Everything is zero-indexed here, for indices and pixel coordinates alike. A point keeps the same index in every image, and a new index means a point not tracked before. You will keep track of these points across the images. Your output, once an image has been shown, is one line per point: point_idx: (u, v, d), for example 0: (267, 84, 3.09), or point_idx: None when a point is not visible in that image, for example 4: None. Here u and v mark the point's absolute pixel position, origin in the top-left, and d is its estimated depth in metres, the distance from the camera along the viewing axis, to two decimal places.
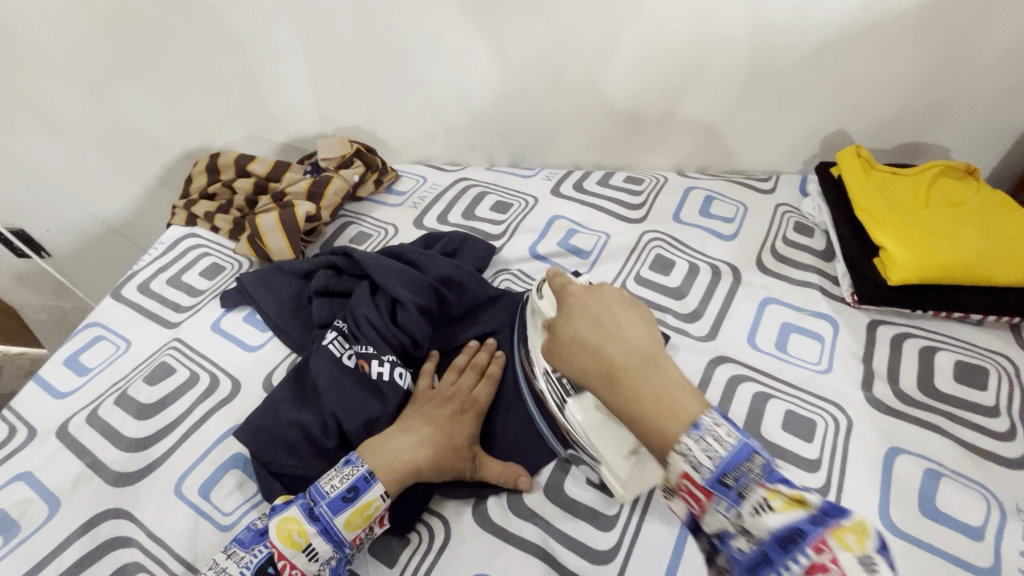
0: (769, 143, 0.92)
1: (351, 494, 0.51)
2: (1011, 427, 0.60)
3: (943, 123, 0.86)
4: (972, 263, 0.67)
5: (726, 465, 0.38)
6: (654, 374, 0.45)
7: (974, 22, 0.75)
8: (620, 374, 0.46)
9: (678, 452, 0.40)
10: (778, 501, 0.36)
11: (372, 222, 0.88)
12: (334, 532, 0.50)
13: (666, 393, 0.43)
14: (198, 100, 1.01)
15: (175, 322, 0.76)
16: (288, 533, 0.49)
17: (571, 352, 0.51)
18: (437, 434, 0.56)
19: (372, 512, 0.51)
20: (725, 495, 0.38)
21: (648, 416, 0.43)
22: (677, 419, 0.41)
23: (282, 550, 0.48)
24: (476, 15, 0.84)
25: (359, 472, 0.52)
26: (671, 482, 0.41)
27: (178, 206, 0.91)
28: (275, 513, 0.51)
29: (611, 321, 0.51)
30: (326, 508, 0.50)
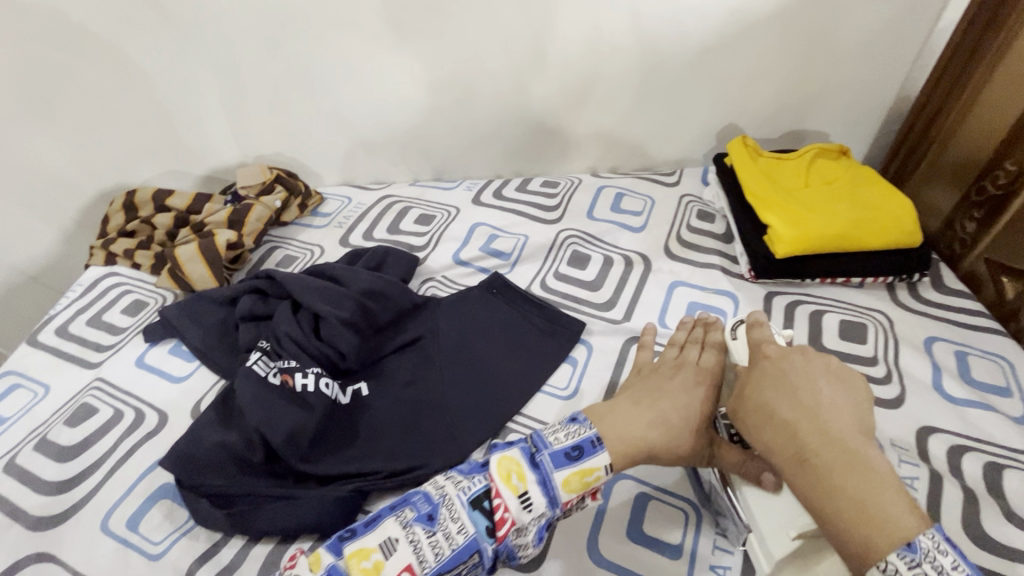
0: (671, 140, 0.99)
1: (574, 453, 0.50)
2: (887, 372, 0.66)
3: (817, 113, 0.95)
4: (846, 233, 0.74)
5: None
6: (864, 474, 0.38)
7: (826, 23, 0.85)
8: (817, 463, 0.39)
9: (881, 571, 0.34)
10: None
11: (298, 245, 0.89)
12: (551, 486, 0.48)
13: (874, 503, 0.36)
14: (110, 139, 1.00)
15: (96, 362, 0.75)
16: (507, 472, 0.48)
17: (750, 422, 0.45)
18: (761, 407, 0.44)
19: (591, 480, 0.49)
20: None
21: (845, 521, 0.37)
22: (886, 535, 0.35)
23: (500, 487, 0.48)
24: (379, 38, 0.88)
25: (587, 433, 0.51)
26: None
27: (95, 246, 0.90)
28: (497, 451, 0.51)
29: (811, 394, 0.43)
30: (548, 459, 0.49)
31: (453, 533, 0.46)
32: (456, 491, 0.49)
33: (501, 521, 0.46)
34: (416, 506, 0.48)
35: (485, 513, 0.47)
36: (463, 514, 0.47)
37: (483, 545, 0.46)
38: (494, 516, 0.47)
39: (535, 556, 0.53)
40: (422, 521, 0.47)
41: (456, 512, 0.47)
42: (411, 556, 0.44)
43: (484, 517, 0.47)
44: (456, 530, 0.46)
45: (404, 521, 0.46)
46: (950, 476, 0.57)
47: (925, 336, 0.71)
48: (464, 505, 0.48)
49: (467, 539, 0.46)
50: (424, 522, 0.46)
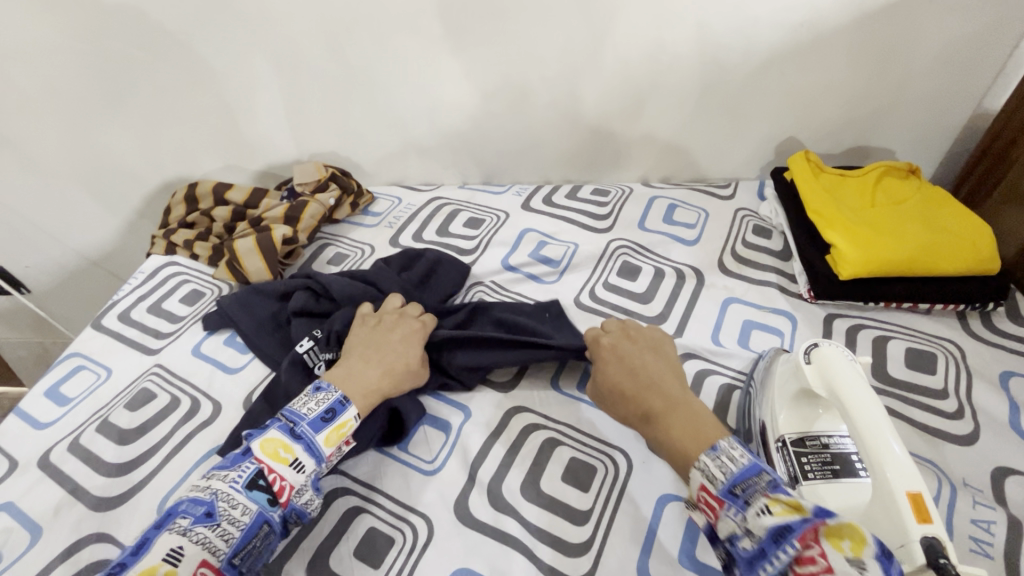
0: (726, 151, 0.97)
1: (329, 415, 0.57)
2: (959, 407, 0.63)
3: (885, 129, 0.91)
4: (916, 257, 0.71)
5: (737, 478, 0.43)
6: (682, 411, 0.51)
7: (901, 36, 0.81)
8: (657, 414, 0.52)
9: (698, 468, 0.45)
10: (777, 507, 0.39)
11: (349, 243, 0.91)
12: (315, 448, 0.55)
13: (696, 426, 0.49)
14: (175, 133, 1.03)
15: (155, 348, 0.77)
16: (273, 450, 0.53)
17: (613, 394, 0.57)
18: (620, 384, 0.57)
19: (347, 430, 0.57)
20: (733, 503, 0.42)
21: (676, 446, 0.49)
22: (698, 442, 0.48)
23: (271, 465, 0.52)
24: (437, 41, 0.88)
25: (334, 397, 0.58)
26: (693, 496, 0.45)
27: (157, 236, 0.93)
28: (255, 436, 0.54)
29: (640, 367, 0.58)
30: (307, 427, 0.55)
31: (237, 518, 0.49)
32: (224, 482, 0.50)
33: (280, 490, 0.52)
34: (188, 511, 0.48)
35: (264, 489, 0.51)
36: (240, 498, 0.50)
37: (269, 515, 0.50)
38: (272, 489, 0.51)
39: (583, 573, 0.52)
40: (202, 520, 0.47)
41: (233, 498, 0.49)
42: (202, 553, 0.46)
43: (263, 493, 0.51)
44: (240, 514, 0.49)
45: (179, 529, 0.46)
46: None
47: (1000, 370, 0.66)
48: (239, 490, 0.50)
49: (253, 516, 0.49)
50: (204, 521, 0.47)
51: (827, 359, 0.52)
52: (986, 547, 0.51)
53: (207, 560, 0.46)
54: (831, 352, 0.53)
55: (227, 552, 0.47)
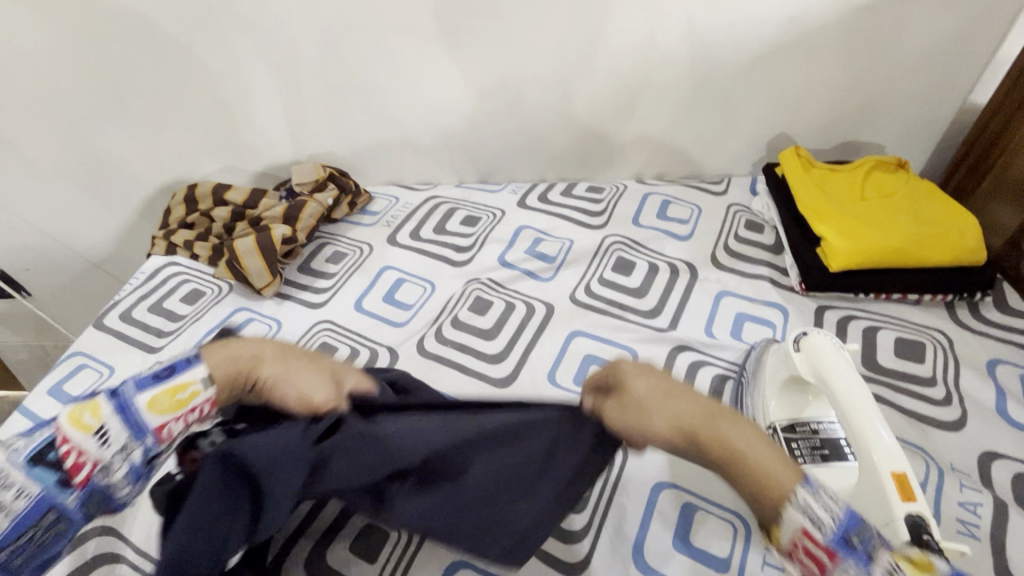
0: (718, 148, 0.99)
1: (164, 373, 0.46)
2: (947, 394, 0.64)
3: (874, 125, 0.93)
4: (904, 248, 0.72)
5: (848, 525, 0.39)
6: (743, 432, 0.45)
7: (888, 33, 0.83)
8: (713, 438, 0.44)
9: (798, 510, 0.40)
10: (907, 564, 0.37)
11: (347, 242, 0.92)
12: (131, 413, 0.44)
13: (764, 451, 0.43)
14: (175, 135, 1.05)
15: (157, 347, 0.78)
16: (77, 416, 0.43)
17: (658, 410, 0.46)
18: (655, 406, 0.46)
19: (187, 398, 0.46)
20: (850, 555, 0.37)
21: (756, 477, 0.42)
22: (787, 473, 0.42)
23: (67, 433, 0.42)
24: (432, 42, 0.89)
25: (181, 355, 0.48)
26: (785, 542, 0.41)
27: (157, 236, 0.94)
28: (63, 399, 0.44)
29: (663, 385, 0.48)
30: (130, 387, 0.45)
31: (7, 502, 0.40)
32: (3, 456, 0.41)
33: (75, 468, 0.42)
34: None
35: (53, 468, 0.41)
36: (18, 477, 0.40)
37: (59, 500, 0.41)
38: (63, 465, 0.42)
39: (579, 560, 0.53)
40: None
41: (8, 477, 0.40)
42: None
43: (51, 472, 0.41)
44: (12, 498, 0.40)
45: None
46: (1015, 505, 0.54)
47: (987, 358, 0.68)
48: (18, 466, 0.41)
49: (33, 500, 0.41)
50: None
51: (815, 348, 0.53)
52: (972, 528, 0.52)
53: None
54: (822, 342, 0.54)
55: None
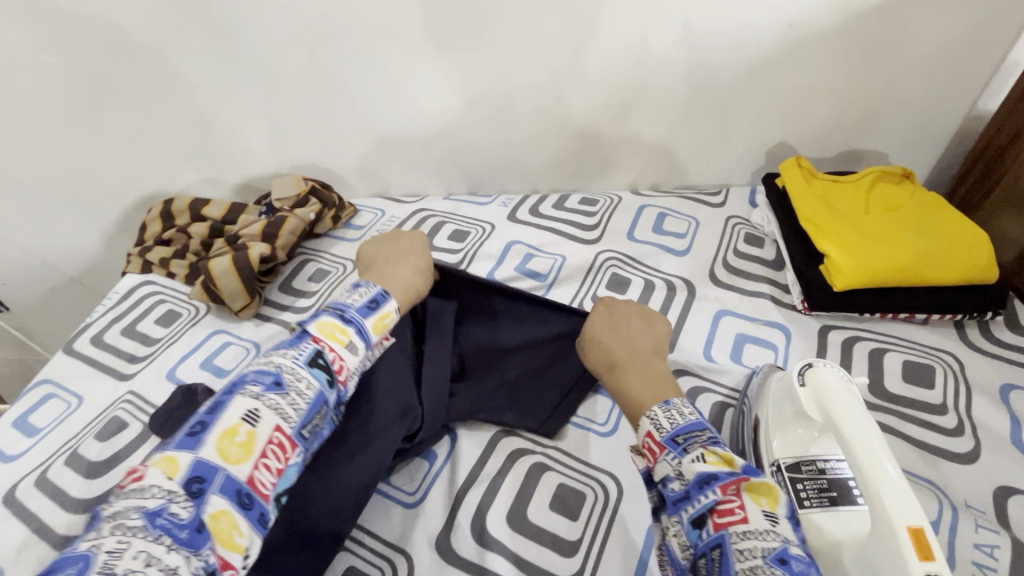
0: (716, 158, 0.95)
1: (372, 305, 0.60)
2: (958, 423, 0.61)
3: (878, 133, 0.90)
4: (911, 266, 0.69)
5: (681, 429, 0.47)
6: (646, 366, 0.57)
7: (892, 39, 0.79)
8: (621, 365, 0.57)
9: (648, 417, 0.50)
10: (712, 458, 0.44)
11: (330, 258, 0.88)
12: (364, 333, 0.57)
13: (654, 381, 0.54)
14: (152, 146, 1.00)
15: (130, 373, 0.74)
16: (330, 331, 0.54)
17: (592, 344, 0.61)
18: (597, 339, 0.61)
19: (388, 323, 0.60)
20: (674, 448, 0.46)
21: (631, 394, 0.54)
22: (653, 394, 0.53)
23: (329, 344, 0.53)
24: (417, 49, 0.86)
25: (374, 290, 0.61)
26: (638, 443, 0.50)
27: (132, 253, 0.91)
28: (308, 321, 0.55)
29: (625, 326, 0.62)
30: (355, 314, 0.57)
31: (302, 391, 0.48)
32: (287, 359, 0.50)
33: (340, 369, 0.53)
34: (257, 381, 0.47)
35: (323, 369, 0.51)
36: (303, 373, 0.49)
37: (328, 395, 0.51)
38: (330, 368, 0.52)
39: None
40: (273, 389, 0.47)
41: (297, 373, 0.49)
42: (276, 420, 0.46)
43: (322, 373, 0.51)
44: (304, 388, 0.49)
45: (253, 395, 0.46)
46: None
47: (1000, 382, 0.64)
48: (301, 365, 0.50)
49: (316, 393, 0.49)
50: (274, 389, 0.47)
51: (817, 378, 0.50)
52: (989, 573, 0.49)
53: (280, 426, 0.46)
54: (822, 372, 0.51)
55: (297, 422, 0.47)
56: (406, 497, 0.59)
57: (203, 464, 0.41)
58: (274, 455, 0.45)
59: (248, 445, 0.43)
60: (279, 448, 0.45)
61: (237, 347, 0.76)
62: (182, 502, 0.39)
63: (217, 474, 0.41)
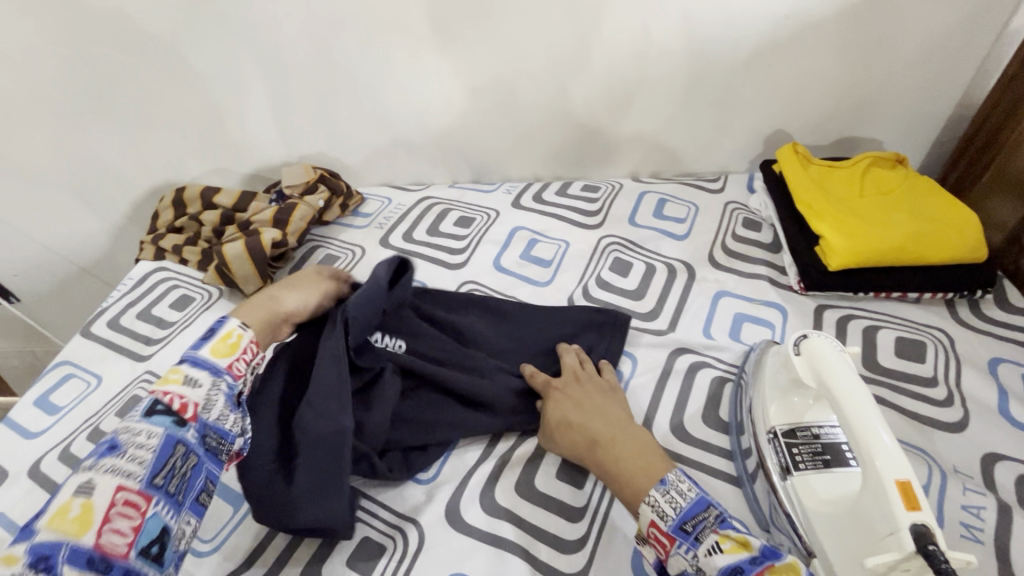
0: (715, 146, 0.97)
1: (209, 333, 0.52)
2: (948, 395, 0.63)
3: (873, 120, 0.92)
4: (903, 246, 0.71)
5: (686, 514, 0.47)
6: (624, 443, 0.54)
7: (886, 28, 0.81)
8: (603, 445, 0.54)
9: (649, 503, 0.48)
10: (728, 545, 0.45)
11: (339, 244, 0.90)
12: (203, 363, 0.49)
13: (640, 460, 0.52)
14: (162, 137, 1.02)
15: (146, 355, 0.77)
16: (160, 379, 0.47)
17: (560, 432, 0.58)
18: (563, 420, 0.59)
19: (235, 339, 0.53)
20: (685, 539, 0.46)
21: (624, 476, 0.51)
22: (647, 472, 0.51)
23: (163, 388, 0.46)
24: (423, 39, 0.88)
25: (216, 319, 0.55)
26: (642, 530, 0.49)
27: (145, 241, 0.93)
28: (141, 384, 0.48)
29: (589, 402, 0.60)
30: (187, 350, 0.50)
31: (142, 441, 0.42)
32: (122, 422, 0.44)
33: (183, 408, 0.45)
34: (92, 454, 0.42)
35: (165, 411, 0.44)
36: (139, 425, 0.43)
37: (182, 435, 0.44)
38: (174, 408, 0.45)
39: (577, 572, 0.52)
40: (107, 454, 0.41)
41: (134, 429, 0.43)
42: (115, 480, 0.39)
43: (166, 416, 0.44)
44: (144, 437, 0.42)
45: (84, 468, 0.40)
46: (1019, 508, 0.53)
47: (990, 357, 0.67)
48: (137, 420, 0.44)
49: (162, 438, 0.43)
50: (108, 454, 0.41)
51: (816, 351, 0.52)
52: (976, 532, 0.52)
53: (122, 485, 0.39)
54: (822, 343, 0.53)
55: (143, 474, 0.40)
56: (420, 475, 0.61)
57: (39, 548, 0.35)
58: (123, 517, 0.38)
59: (83, 518, 0.37)
60: (128, 507, 0.38)
61: None
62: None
63: (56, 551, 0.35)
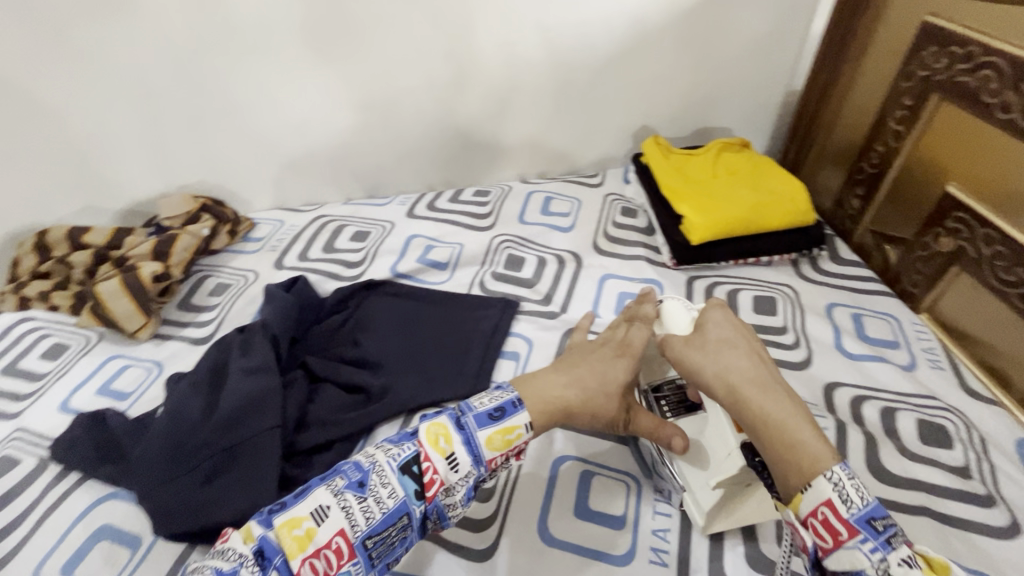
0: (591, 143, 1.05)
1: (496, 413, 0.51)
2: (795, 338, 0.73)
3: (719, 111, 1.04)
4: (750, 217, 0.82)
5: (874, 511, 0.39)
6: (771, 402, 0.46)
7: (715, 31, 0.93)
8: (747, 401, 0.46)
9: (827, 478, 0.40)
10: (924, 563, 0.38)
11: (230, 271, 0.88)
12: (474, 445, 0.49)
13: (789, 422, 0.44)
14: (14, 178, 0.94)
15: (14, 412, 0.70)
16: (435, 437, 0.49)
17: (702, 375, 0.50)
18: (703, 368, 0.50)
19: (513, 438, 0.51)
20: (874, 537, 0.38)
21: (778, 444, 0.43)
22: (805, 444, 0.42)
23: (429, 451, 0.48)
24: (296, 60, 0.88)
25: (507, 396, 0.53)
26: (804, 513, 0.41)
27: (5, 292, 0.85)
28: (425, 417, 0.51)
29: (734, 356, 0.50)
30: (473, 419, 0.50)
31: (382, 498, 0.46)
32: (385, 457, 0.48)
33: (431, 482, 0.47)
34: (347, 474, 0.47)
35: (416, 477, 0.47)
36: (393, 479, 0.47)
37: (411, 507, 0.46)
38: (423, 479, 0.47)
39: (491, 543, 0.55)
40: (354, 488, 0.46)
41: (386, 477, 0.47)
42: (343, 522, 0.44)
43: (415, 481, 0.47)
44: (386, 495, 0.46)
45: (335, 489, 0.45)
46: (854, 423, 0.63)
47: (826, 303, 0.78)
48: (394, 469, 0.47)
49: (398, 503, 0.46)
50: (355, 489, 0.46)
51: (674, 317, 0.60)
52: None
53: (343, 530, 0.44)
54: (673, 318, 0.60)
55: (363, 531, 0.44)
56: None
57: (267, 543, 0.43)
58: (326, 560, 0.43)
59: (303, 541, 0.43)
60: (335, 554, 0.43)
61: (137, 369, 0.74)
62: (248, 568, 0.41)
63: (274, 558, 0.42)
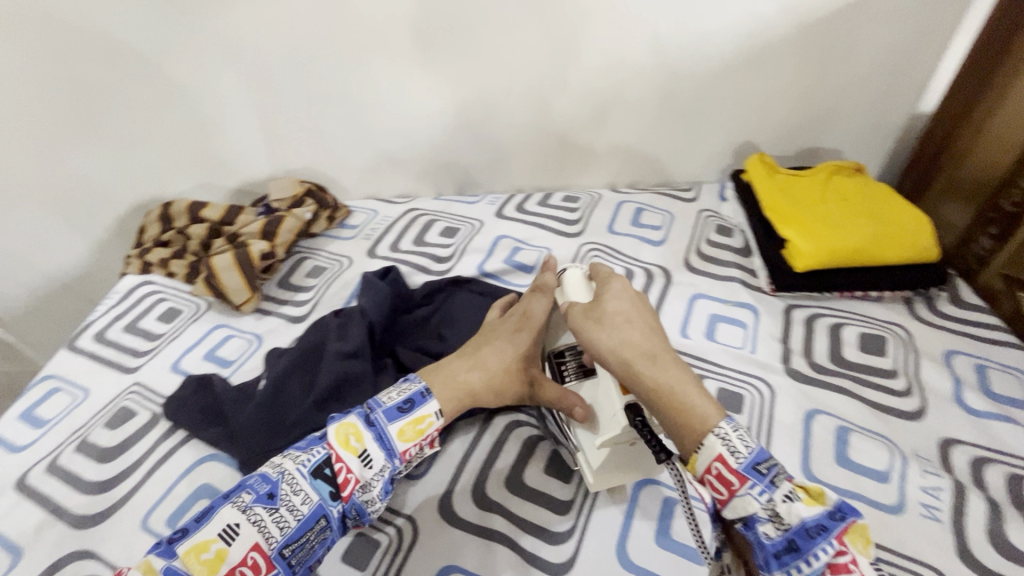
0: (688, 156, 1.02)
1: (406, 406, 0.54)
2: (907, 384, 0.67)
3: (832, 132, 0.98)
4: (863, 248, 0.76)
5: (756, 456, 0.43)
6: (661, 373, 0.49)
7: (840, 47, 0.87)
8: (641, 372, 0.50)
9: (715, 439, 0.44)
10: (803, 495, 0.42)
11: (327, 255, 0.92)
12: (387, 439, 0.52)
13: (678, 391, 0.48)
14: (148, 152, 1.03)
15: (133, 366, 0.77)
16: (345, 437, 0.51)
17: (602, 350, 0.53)
18: (601, 344, 0.53)
19: (424, 427, 0.54)
20: (759, 480, 0.42)
21: (672, 413, 0.47)
22: (689, 412, 0.46)
23: (339, 453, 0.50)
24: (408, 57, 0.91)
25: (415, 388, 0.56)
26: (699, 469, 0.45)
27: (132, 256, 0.93)
28: (333, 418, 0.52)
29: (621, 331, 0.53)
30: (382, 416, 0.53)
31: (296, 506, 0.47)
32: (292, 465, 0.49)
33: (345, 482, 0.50)
34: (254, 488, 0.47)
35: (329, 480, 0.49)
36: (304, 485, 0.48)
37: (329, 509, 0.49)
38: (337, 480, 0.49)
39: (568, 559, 0.54)
40: (263, 500, 0.47)
41: (296, 484, 0.48)
42: (257, 537, 0.45)
43: (326, 484, 0.49)
44: (300, 502, 0.47)
45: (242, 505, 0.46)
46: (973, 487, 0.57)
47: (945, 349, 0.72)
48: (304, 477, 0.48)
49: (312, 508, 0.48)
50: (264, 502, 0.46)
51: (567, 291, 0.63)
52: (934, 511, 0.55)
53: (258, 545, 0.45)
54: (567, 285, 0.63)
55: (279, 542, 0.46)
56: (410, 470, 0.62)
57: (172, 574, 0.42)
58: None
59: (213, 563, 0.43)
60: (253, 570, 0.44)
61: (239, 339, 0.79)
62: None
63: None
